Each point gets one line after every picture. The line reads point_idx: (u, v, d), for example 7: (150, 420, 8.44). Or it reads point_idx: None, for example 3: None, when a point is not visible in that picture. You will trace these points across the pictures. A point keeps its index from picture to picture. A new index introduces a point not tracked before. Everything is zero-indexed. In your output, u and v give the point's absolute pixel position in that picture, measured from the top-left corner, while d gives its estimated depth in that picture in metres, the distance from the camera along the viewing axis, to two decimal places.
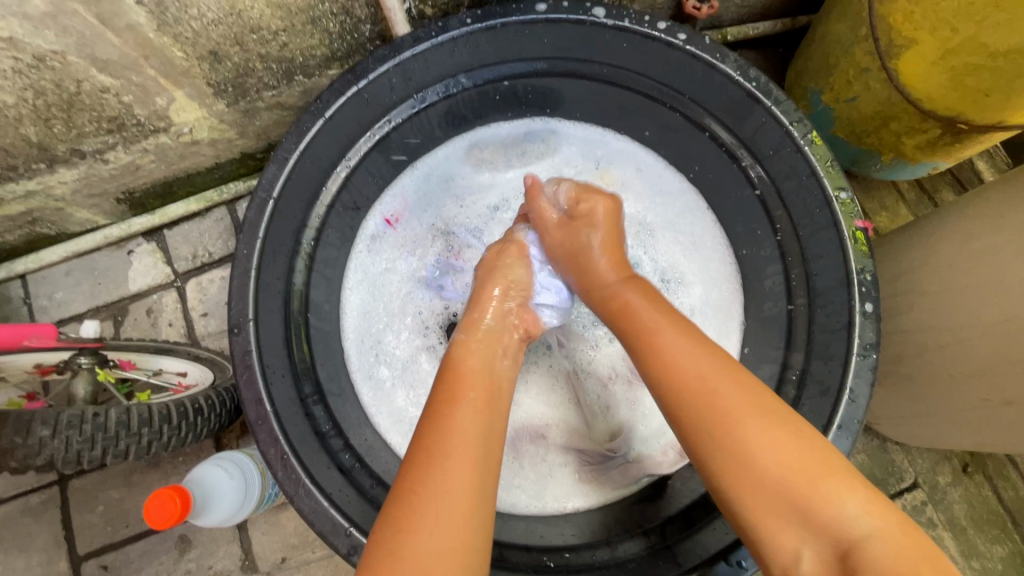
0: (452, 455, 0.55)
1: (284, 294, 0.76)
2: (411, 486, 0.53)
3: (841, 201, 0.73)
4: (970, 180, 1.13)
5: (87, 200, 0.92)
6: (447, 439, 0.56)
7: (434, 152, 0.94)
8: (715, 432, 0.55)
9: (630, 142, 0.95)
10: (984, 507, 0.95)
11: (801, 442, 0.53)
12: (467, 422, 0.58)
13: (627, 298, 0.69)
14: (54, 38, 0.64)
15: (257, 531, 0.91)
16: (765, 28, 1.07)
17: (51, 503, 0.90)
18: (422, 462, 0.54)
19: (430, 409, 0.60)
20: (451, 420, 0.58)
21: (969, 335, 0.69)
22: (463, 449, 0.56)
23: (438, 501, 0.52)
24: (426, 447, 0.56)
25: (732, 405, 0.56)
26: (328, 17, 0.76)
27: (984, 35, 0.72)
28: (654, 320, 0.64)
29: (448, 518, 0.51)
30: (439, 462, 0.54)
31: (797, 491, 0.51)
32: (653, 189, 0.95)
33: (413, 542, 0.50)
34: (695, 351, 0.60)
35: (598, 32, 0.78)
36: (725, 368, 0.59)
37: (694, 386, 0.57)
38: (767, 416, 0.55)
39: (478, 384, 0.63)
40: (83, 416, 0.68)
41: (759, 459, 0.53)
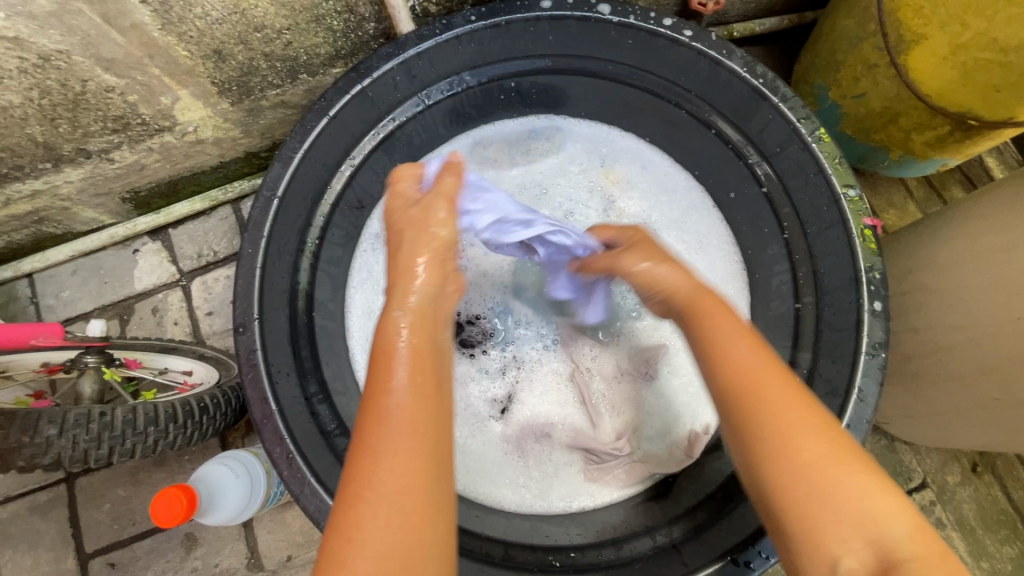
0: (391, 449, 0.47)
1: (289, 293, 0.76)
2: (353, 486, 0.46)
3: (850, 198, 0.72)
4: (980, 177, 1.12)
5: (92, 199, 0.93)
6: (383, 435, 0.47)
7: (438, 150, 0.94)
8: (773, 443, 0.49)
9: (636, 140, 0.95)
10: (994, 507, 0.94)
11: (857, 463, 0.48)
12: (402, 406, 0.48)
13: (704, 306, 0.57)
14: (59, 37, 0.64)
15: (262, 530, 0.91)
16: (771, 24, 1.07)
17: (58, 500, 0.91)
18: (362, 460, 0.47)
19: (371, 390, 0.50)
20: (388, 411, 0.48)
21: (980, 334, 0.68)
22: (402, 447, 0.47)
23: (380, 508, 0.45)
24: (368, 443, 0.47)
25: (791, 419, 0.50)
26: (332, 15, 0.76)
27: (996, 30, 0.71)
28: (710, 322, 0.56)
29: (394, 526, 0.45)
30: (376, 461, 0.46)
31: (853, 514, 0.46)
32: (661, 186, 0.95)
33: (362, 545, 0.44)
34: (761, 360, 0.54)
35: (602, 28, 0.77)
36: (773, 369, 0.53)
37: (747, 388, 0.52)
38: (812, 430, 0.50)
39: (417, 359, 0.51)
40: (90, 415, 0.68)
41: (821, 478, 0.48)
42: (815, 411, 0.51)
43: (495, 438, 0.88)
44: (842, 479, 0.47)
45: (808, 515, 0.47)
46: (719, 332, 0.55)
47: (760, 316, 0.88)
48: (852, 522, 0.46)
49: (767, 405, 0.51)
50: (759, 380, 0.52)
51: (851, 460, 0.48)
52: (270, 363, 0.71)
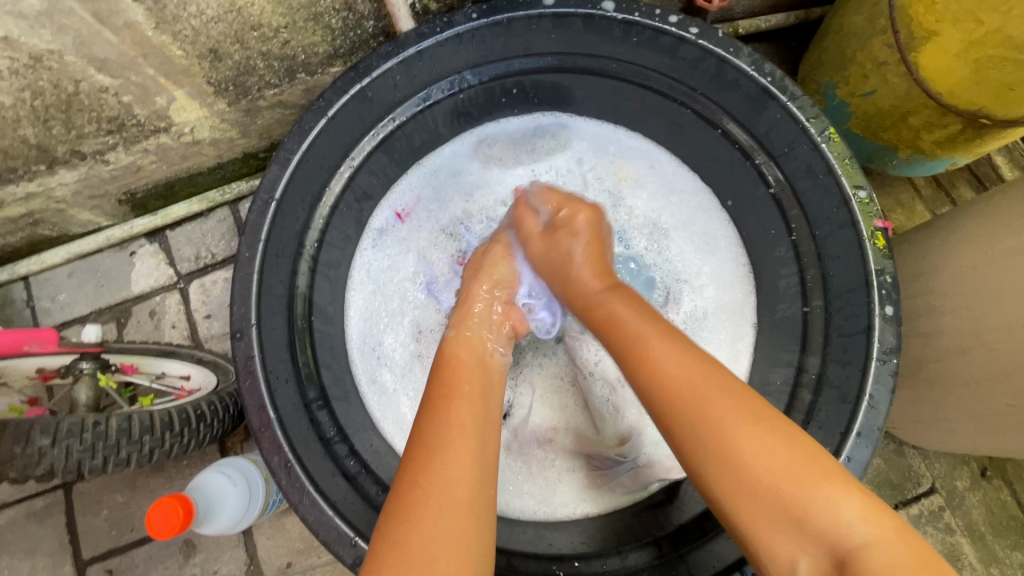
0: (449, 446, 0.53)
1: (287, 297, 0.75)
2: (410, 479, 0.52)
3: (859, 200, 0.70)
4: (989, 176, 1.10)
5: (88, 201, 0.91)
6: (445, 431, 0.55)
7: (441, 149, 0.92)
8: (707, 437, 0.52)
9: (645, 140, 0.93)
10: (1004, 512, 0.93)
11: (787, 444, 0.51)
12: (460, 416, 0.57)
13: (617, 308, 0.65)
14: (50, 36, 0.62)
15: (262, 536, 0.90)
16: (778, 21, 1.05)
17: (55, 507, 0.90)
18: (422, 452, 0.53)
19: (427, 400, 0.59)
20: (447, 413, 0.57)
21: (994, 338, 0.67)
22: (462, 440, 0.54)
23: (440, 492, 0.50)
24: (425, 443, 0.54)
25: (718, 418, 0.53)
26: (330, 13, 0.74)
27: (1011, 26, 0.69)
28: (635, 329, 0.61)
29: (453, 510, 0.49)
30: (438, 454, 0.53)
31: (790, 500, 0.49)
32: (665, 184, 0.93)
33: (415, 534, 0.48)
34: (682, 354, 0.58)
35: (607, 26, 0.76)
36: (691, 360, 0.57)
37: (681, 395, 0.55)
38: (733, 404, 0.53)
39: (467, 380, 0.62)
40: (84, 424, 0.66)
41: (761, 480, 0.50)
42: (758, 411, 0.53)
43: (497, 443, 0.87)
44: (788, 467, 0.50)
45: (742, 495, 0.50)
46: (645, 342, 0.59)
47: (766, 320, 0.87)
48: (791, 508, 0.49)
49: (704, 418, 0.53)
50: (704, 390, 0.54)
51: (781, 441, 0.52)
52: (267, 369, 0.69)
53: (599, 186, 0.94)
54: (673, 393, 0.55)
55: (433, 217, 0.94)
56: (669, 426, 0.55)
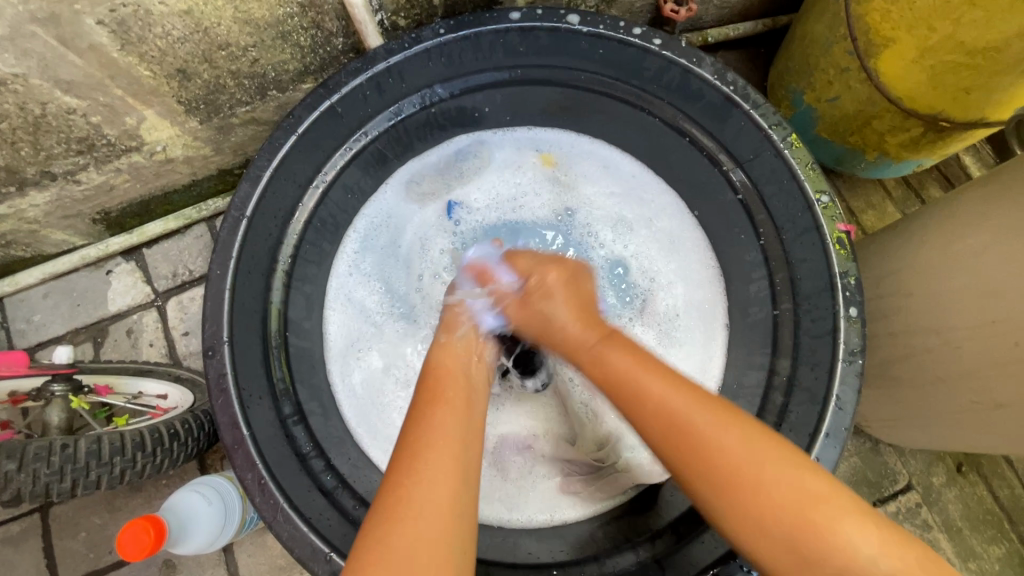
0: (433, 448, 0.54)
1: (261, 314, 0.75)
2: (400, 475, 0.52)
3: (823, 205, 0.72)
4: (957, 175, 1.12)
5: (61, 221, 0.91)
6: (429, 434, 0.55)
7: (372, 198, 0.92)
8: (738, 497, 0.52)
9: (591, 141, 0.95)
10: (980, 506, 0.94)
11: (812, 472, 0.53)
12: (446, 424, 0.57)
13: (661, 345, 0.62)
14: (14, 60, 0.63)
15: (243, 554, 0.89)
16: (746, 29, 1.07)
17: (31, 531, 0.89)
18: (412, 450, 0.54)
19: (412, 409, 0.60)
20: (431, 418, 0.57)
21: (958, 337, 0.68)
22: (445, 443, 0.55)
23: (426, 489, 0.51)
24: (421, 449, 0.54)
25: (756, 476, 0.52)
26: (299, 32, 0.75)
27: (961, 32, 0.71)
28: (645, 377, 0.59)
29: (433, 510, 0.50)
30: (421, 455, 0.53)
31: (816, 526, 0.50)
32: (609, 172, 0.95)
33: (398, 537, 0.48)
34: (706, 411, 0.56)
35: (574, 39, 0.76)
36: (721, 418, 0.56)
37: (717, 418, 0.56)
38: (765, 453, 0.54)
39: (454, 384, 0.62)
40: (51, 448, 0.66)
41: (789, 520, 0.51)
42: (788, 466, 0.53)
43: None
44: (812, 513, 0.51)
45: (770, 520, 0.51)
46: (655, 389, 0.58)
47: (739, 323, 0.88)
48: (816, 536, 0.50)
49: (730, 468, 0.53)
50: (730, 450, 0.54)
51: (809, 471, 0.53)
52: (240, 387, 0.69)
53: (538, 185, 0.96)
54: (701, 450, 0.54)
55: (388, 255, 0.93)
56: (684, 476, 0.55)
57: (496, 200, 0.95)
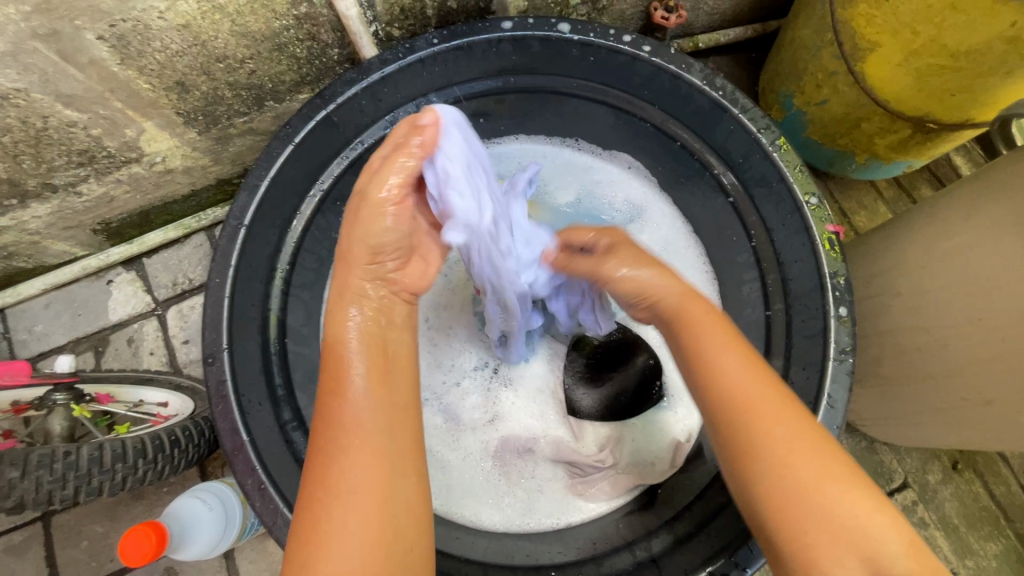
0: (347, 446, 0.52)
1: (260, 321, 0.76)
2: (315, 476, 0.52)
3: (812, 207, 0.72)
4: (948, 175, 1.14)
5: (62, 232, 0.92)
6: (341, 429, 0.53)
7: None
8: (762, 455, 0.53)
9: (564, 150, 0.98)
10: (976, 504, 0.95)
11: (835, 466, 0.52)
12: (358, 410, 0.54)
13: (695, 321, 0.63)
14: (16, 76, 0.64)
15: (244, 560, 0.90)
16: (736, 34, 1.08)
17: (34, 540, 0.89)
18: (324, 451, 0.52)
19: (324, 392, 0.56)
20: (337, 409, 0.54)
21: (947, 335, 0.69)
22: (358, 436, 0.53)
23: (337, 487, 0.51)
24: (329, 447, 0.52)
25: (783, 435, 0.53)
26: (295, 43, 0.76)
27: (945, 36, 0.72)
28: (716, 340, 0.60)
29: (352, 509, 0.50)
30: (336, 454, 0.52)
31: (836, 519, 0.49)
32: (575, 167, 0.97)
33: (326, 539, 0.49)
34: (748, 368, 0.58)
35: (564, 46, 0.77)
36: (760, 379, 0.57)
37: (742, 407, 0.55)
38: (793, 423, 0.54)
39: (375, 369, 0.56)
40: (54, 455, 0.66)
41: (806, 487, 0.51)
42: (815, 441, 0.54)
43: (476, 457, 0.87)
44: (830, 483, 0.51)
45: (788, 510, 0.51)
46: (711, 344, 0.60)
47: (732, 325, 0.90)
48: (828, 530, 0.49)
49: (761, 422, 0.54)
50: (766, 409, 0.55)
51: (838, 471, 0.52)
52: (240, 394, 0.70)
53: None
54: (743, 400, 0.56)
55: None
56: (723, 431, 0.56)
57: None
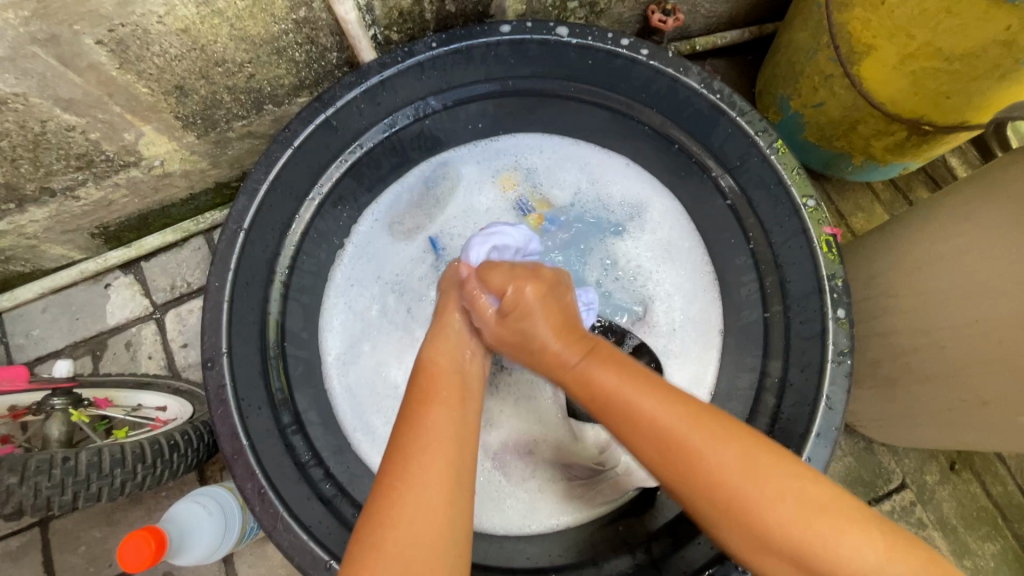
0: (428, 450, 0.54)
1: (259, 325, 0.76)
2: (392, 481, 0.53)
3: (809, 209, 0.73)
4: (944, 177, 1.14)
5: (60, 236, 0.92)
6: (420, 435, 0.56)
7: (348, 238, 0.93)
8: (717, 513, 0.55)
9: (566, 147, 0.97)
10: (974, 504, 0.95)
11: (801, 485, 0.54)
12: (439, 420, 0.58)
13: (604, 370, 0.63)
14: (15, 80, 0.64)
15: (243, 565, 0.89)
16: (733, 37, 1.09)
17: (31, 545, 0.89)
18: (400, 458, 0.54)
19: (405, 410, 0.60)
20: (424, 418, 0.57)
21: (944, 336, 0.70)
22: (436, 444, 0.55)
23: (416, 493, 0.52)
24: (408, 450, 0.55)
25: (732, 475, 0.54)
26: (293, 47, 0.76)
27: (940, 40, 0.72)
28: (631, 392, 0.60)
29: (421, 511, 0.51)
30: (413, 457, 0.54)
31: (811, 546, 0.51)
32: (577, 165, 0.97)
33: (390, 542, 0.49)
34: (678, 416, 0.58)
35: (563, 50, 0.77)
36: (690, 422, 0.57)
37: (683, 452, 0.56)
38: (739, 458, 0.55)
39: (447, 386, 0.62)
40: (53, 460, 0.66)
41: (778, 528, 0.52)
42: (766, 471, 0.54)
43: (476, 459, 0.87)
44: (813, 519, 0.52)
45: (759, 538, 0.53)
46: (628, 396, 0.59)
47: (731, 327, 0.90)
48: (798, 543, 0.51)
49: (709, 478, 0.55)
50: (707, 460, 0.55)
51: (792, 483, 0.54)
52: (240, 397, 0.70)
53: (509, 192, 0.97)
54: (682, 453, 0.56)
55: (382, 280, 0.93)
56: (677, 488, 0.57)
57: (473, 216, 0.96)
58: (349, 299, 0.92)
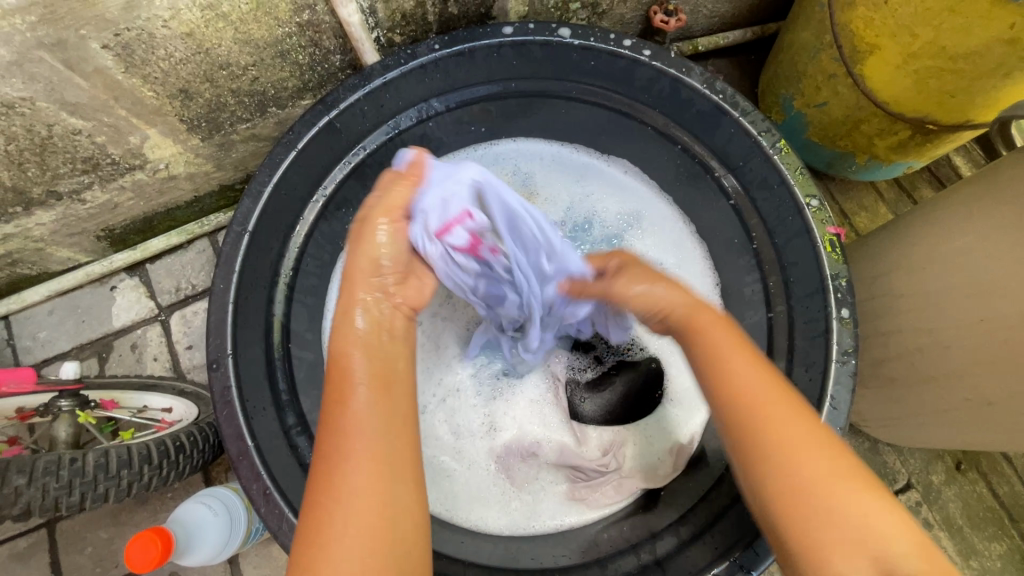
0: (347, 460, 0.51)
1: (264, 327, 0.77)
2: (315, 496, 0.50)
3: (813, 209, 0.73)
4: (948, 176, 1.14)
5: (66, 239, 0.92)
6: (340, 443, 0.52)
7: (350, 246, 0.93)
8: (771, 437, 0.53)
9: (565, 150, 0.98)
10: (980, 504, 0.95)
11: (844, 467, 0.51)
12: (362, 416, 0.53)
13: (703, 327, 0.61)
14: (22, 85, 0.65)
15: (248, 565, 0.90)
16: (735, 37, 1.09)
17: (39, 546, 0.89)
18: (325, 468, 0.51)
19: (325, 405, 0.55)
20: (343, 420, 0.53)
21: (948, 336, 0.70)
22: (358, 449, 0.51)
23: (341, 509, 0.49)
24: (332, 459, 0.51)
25: (792, 429, 0.53)
26: (297, 50, 0.77)
27: (943, 39, 0.72)
28: (726, 346, 0.59)
29: (351, 526, 0.49)
30: (336, 468, 0.51)
31: (850, 519, 0.48)
32: (575, 168, 0.98)
33: (324, 562, 0.47)
34: (760, 371, 0.57)
35: (565, 51, 0.77)
36: (772, 381, 0.56)
37: (758, 403, 0.55)
38: (802, 424, 0.54)
39: (378, 374, 0.56)
40: (61, 461, 0.67)
41: (817, 484, 0.50)
42: (824, 447, 0.52)
43: (479, 462, 0.88)
44: (846, 490, 0.50)
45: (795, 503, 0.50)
46: (726, 347, 0.59)
47: None
48: (840, 513, 0.49)
49: (775, 422, 0.53)
50: (780, 408, 0.54)
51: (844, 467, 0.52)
52: (245, 399, 0.70)
53: None
54: (759, 398, 0.55)
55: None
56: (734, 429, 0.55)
57: None
58: None
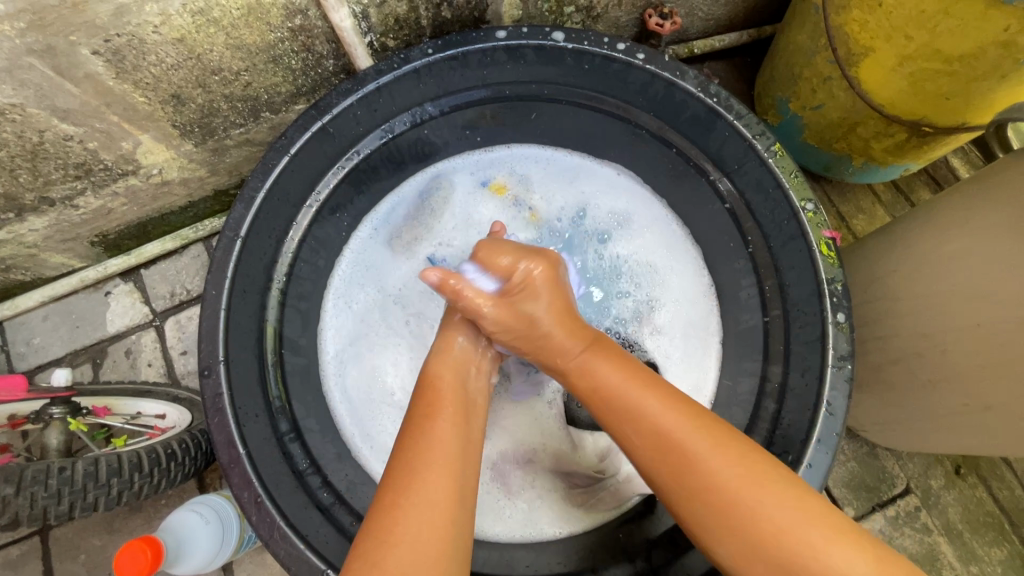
0: (432, 468, 0.54)
1: (257, 333, 0.76)
2: (393, 501, 0.52)
3: (808, 213, 0.72)
4: (946, 178, 1.14)
5: (60, 244, 0.92)
6: (428, 451, 0.55)
7: (348, 248, 0.93)
8: (694, 496, 0.54)
9: (560, 152, 0.97)
10: (980, 509, 0.94)
11: (796, 504, 0.52)
12: (445, 432, 0.58)
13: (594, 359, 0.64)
14: (12, 91, 0.64)
15: (243, 573, 0.89)
16: (731, 40, 1.09)
17: (31, 554, 0.89)
18: (401, 474, 0.54)
19: (410, 422, 0.59)
20: (431, 432, 0.57)
21: (946, 339, 0.69)
22: (441, 460, 0.55)
23: (419, 515, 0.51)
24: (410, 467, 0.54)
25: (724, 475, 0.54)
26: (290, 55, 0.76)
27: (939, 41, 0.71)
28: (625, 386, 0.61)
29: (427, 527, 0.50)
30: (419, 476, 0.53)
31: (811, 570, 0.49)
32: (570, 172, 0.98)
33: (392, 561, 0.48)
34: (675, 414, 0.58)
35: (559, 55, 0.77)
36: (680, 416, 0.58)
37: (676, 456, 0.56)
38: (741, 473, 0.54)
39: (452, 399, 0.62)
40: (50, 470, 0.66)
41: (771, 535, 0.51)
42: (782, 485, 0.54)
43: (476, 470, 0.87)
44: (803, 530, 0.51)
45: (742, 538, 0.52)
46: (615, 382, 0.62)
47: (731, 331, 0.89)
48: (801, 566, 0.50)
49: (707, 470, 0.54)
50: (684, 449, 0.56)
51: (795, 504, 0.53)
52: (237, 406, 0.70)
53: (502, 197, 0.97)
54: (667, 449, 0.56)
55: (380, 293, 0.94)
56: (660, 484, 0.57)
57: (473, 224, 0.96)
58: (348, 310, 0.92)
